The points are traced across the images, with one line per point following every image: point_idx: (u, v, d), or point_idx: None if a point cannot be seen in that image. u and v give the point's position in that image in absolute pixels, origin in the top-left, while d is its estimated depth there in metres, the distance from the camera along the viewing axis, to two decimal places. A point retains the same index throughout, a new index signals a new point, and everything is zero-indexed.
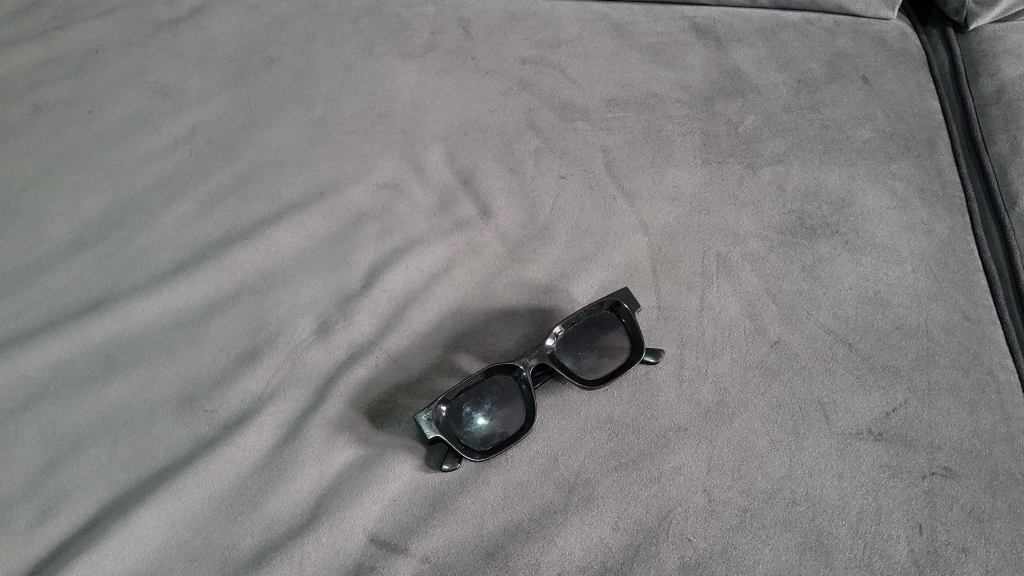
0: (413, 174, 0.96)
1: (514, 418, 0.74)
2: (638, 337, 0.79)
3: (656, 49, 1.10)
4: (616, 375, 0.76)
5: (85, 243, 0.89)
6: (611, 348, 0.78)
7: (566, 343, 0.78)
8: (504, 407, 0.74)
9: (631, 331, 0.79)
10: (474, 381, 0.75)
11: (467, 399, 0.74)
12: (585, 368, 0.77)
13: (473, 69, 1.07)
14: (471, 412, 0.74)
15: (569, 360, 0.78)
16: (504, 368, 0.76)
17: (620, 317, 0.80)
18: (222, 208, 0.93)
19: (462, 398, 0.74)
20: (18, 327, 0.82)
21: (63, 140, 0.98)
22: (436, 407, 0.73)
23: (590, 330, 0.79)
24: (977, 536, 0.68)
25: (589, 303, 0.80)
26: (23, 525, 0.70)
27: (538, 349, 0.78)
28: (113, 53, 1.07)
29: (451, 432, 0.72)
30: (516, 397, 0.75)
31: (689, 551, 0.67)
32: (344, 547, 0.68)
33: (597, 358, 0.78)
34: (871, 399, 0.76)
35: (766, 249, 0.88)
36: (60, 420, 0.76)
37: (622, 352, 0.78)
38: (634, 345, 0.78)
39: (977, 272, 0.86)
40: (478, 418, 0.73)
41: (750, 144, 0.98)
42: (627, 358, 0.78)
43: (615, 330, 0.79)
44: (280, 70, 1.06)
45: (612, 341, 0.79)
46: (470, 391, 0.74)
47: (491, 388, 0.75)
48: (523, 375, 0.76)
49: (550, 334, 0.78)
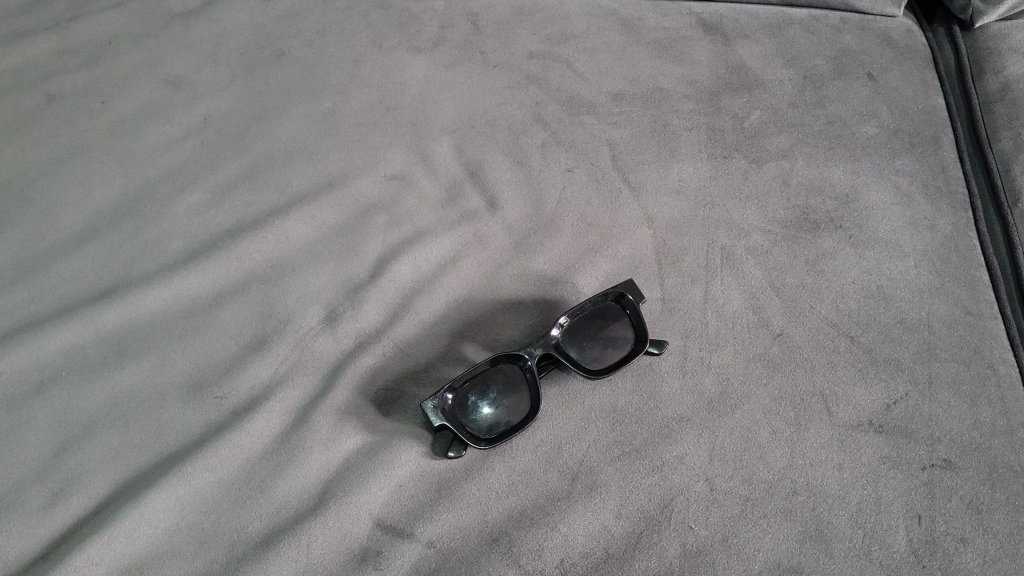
0: (422, 166, 0.97)
1: (519, 406, 0.75)
2: (642, 328, 0.79)
3: (663, 44, 1.10)
4: (619, 367, 0.77)
5: (97, 231, 0.90)
6: (617, 339, 0.79)
7: (571, 333, 0.79)
8: (508, 395, 0.75)
9: (636, 322, 0.80)
10: (478, 369, 0.76)
11: (471, 388, 0.75)
12: (589, 358, 0.78)
13: (482, 62, 1.08)
14: (475, 401, 0.74)
15: (574, 350, 0.79)
16: (509, 356, 0.77)
17: (626, 307, 0.81)
18: (233, 198, 0.94)
19: (465, 387, 0.75)
20: (32, 314, 0.83)
21: (76, 131, 0.99)
22: (441, 395, 0.74)
23: (596, 321, 0.80)
24: (976, 527, 0.69)
25: (595, 293, 0.81)
26: (37, 507, 0.71)
27: (543, 339, 0.79)
28: (126, 44, 1.09)
29: (455, 420, 0.73)
30: (522, 386, 0.76)
31: (691, 538, 0.68)
32: (351, 531, 0.70)
33: (601, 349, 0.79)
34: (873, 391, 0.77)
35: (771, 243, 0.89)
36: (72, 405, 0.77)
37: (627, 342, 0.79)
38: (638, 335, 0.79)
39: (980, 266, 0.87)
40: (482, 406, 0.74)
41: (756, 139, 0.99)
42: (631, 350, 0.79)
43: (621, 321, 0.80)
44: (290, 63, 1.07)
45: (618, 331, 0.80)
46: (474, 380, 0.75)
47: (495, 377, 0.76)
48: (528, 364, 0.76)
49: (554, 324, 0.79)
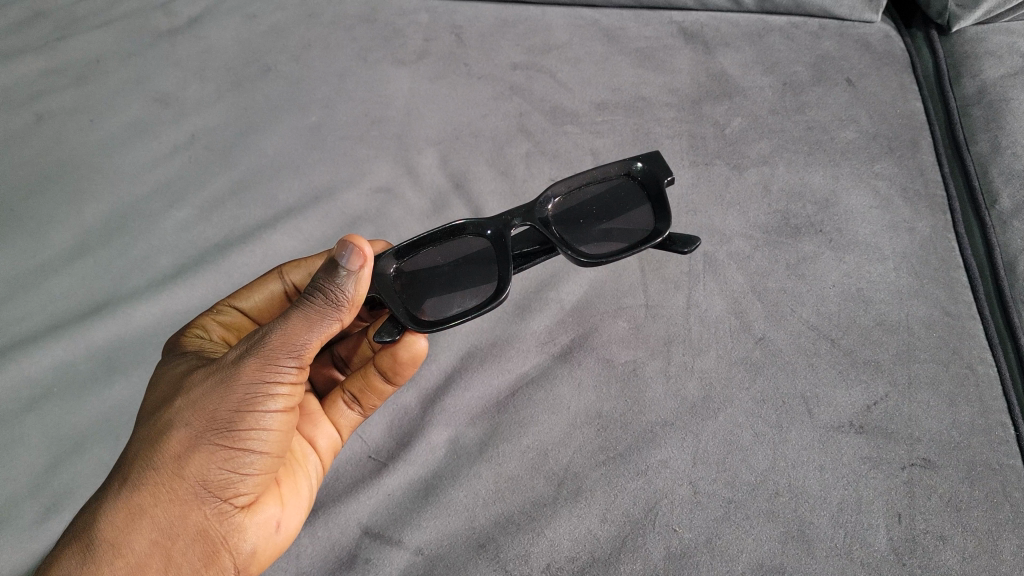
0: (406, 177, 0.98)
1: (479, 290, 0.75)
2: (661, 227, 0.77)
3: (645, 53, 1.12)
4: (614, 257, 0.76)
5: (87, 248, 0.92)
6: (629, 224, 0.78)
7: (562, 216, 0.80)
8: (466, 274, 0.76)
9: (654, 202, 0.79)
10: (443, 237, 0.78)
11: (425, 260, 0.77)
12: (581, 241, 0.77)
13: (466, 74, 1.10)
14: (428, 274, 0.76)
15: (574, 234, 0.78)
16: (479, 225, 0.78)
17: (641, 182, 0.82)
18: (221, 212, 0.95)
19: (418, 257, 0.77)
20: (23, 331, 0.85)
21: (65, 147, 1.01)
22: (389, 265, 0.76)
23: (615, 203, 0.81)
24: (955, 525, 0.69)
25: (600, 169, 0.83)
26: (31, 521, 0.72)
27: (525, 212, 0.79)
28: (114, 63, 1.11)
29: (400, 294, 0.74)
30: (488, 264, 0.76)
31: (675, 541, 0.69)
32: (339, 540, 0.73)
33: (601, 236, 0.78)
34: (853, 393, 0.78)
35: (751, 248, 0.90)
36: (64, 420, 0.79)
37: (639, 232, 0.78)
38: (652, 231, 0.77)
39: (959, 268, 0.87)
40: (437, 285, 0.75)
41: (736, 145, 1.00)
42: (639, 241, 0.77)
43: (639, 207, 0.80)
44: (277, 78, 1.09)
45: (631, 218, 0.79)
46: (431, 251, 0.77)
47: (459, 251, 0.78)
48: (489, 236, 0.78)
49: (543, 202, 0.80)
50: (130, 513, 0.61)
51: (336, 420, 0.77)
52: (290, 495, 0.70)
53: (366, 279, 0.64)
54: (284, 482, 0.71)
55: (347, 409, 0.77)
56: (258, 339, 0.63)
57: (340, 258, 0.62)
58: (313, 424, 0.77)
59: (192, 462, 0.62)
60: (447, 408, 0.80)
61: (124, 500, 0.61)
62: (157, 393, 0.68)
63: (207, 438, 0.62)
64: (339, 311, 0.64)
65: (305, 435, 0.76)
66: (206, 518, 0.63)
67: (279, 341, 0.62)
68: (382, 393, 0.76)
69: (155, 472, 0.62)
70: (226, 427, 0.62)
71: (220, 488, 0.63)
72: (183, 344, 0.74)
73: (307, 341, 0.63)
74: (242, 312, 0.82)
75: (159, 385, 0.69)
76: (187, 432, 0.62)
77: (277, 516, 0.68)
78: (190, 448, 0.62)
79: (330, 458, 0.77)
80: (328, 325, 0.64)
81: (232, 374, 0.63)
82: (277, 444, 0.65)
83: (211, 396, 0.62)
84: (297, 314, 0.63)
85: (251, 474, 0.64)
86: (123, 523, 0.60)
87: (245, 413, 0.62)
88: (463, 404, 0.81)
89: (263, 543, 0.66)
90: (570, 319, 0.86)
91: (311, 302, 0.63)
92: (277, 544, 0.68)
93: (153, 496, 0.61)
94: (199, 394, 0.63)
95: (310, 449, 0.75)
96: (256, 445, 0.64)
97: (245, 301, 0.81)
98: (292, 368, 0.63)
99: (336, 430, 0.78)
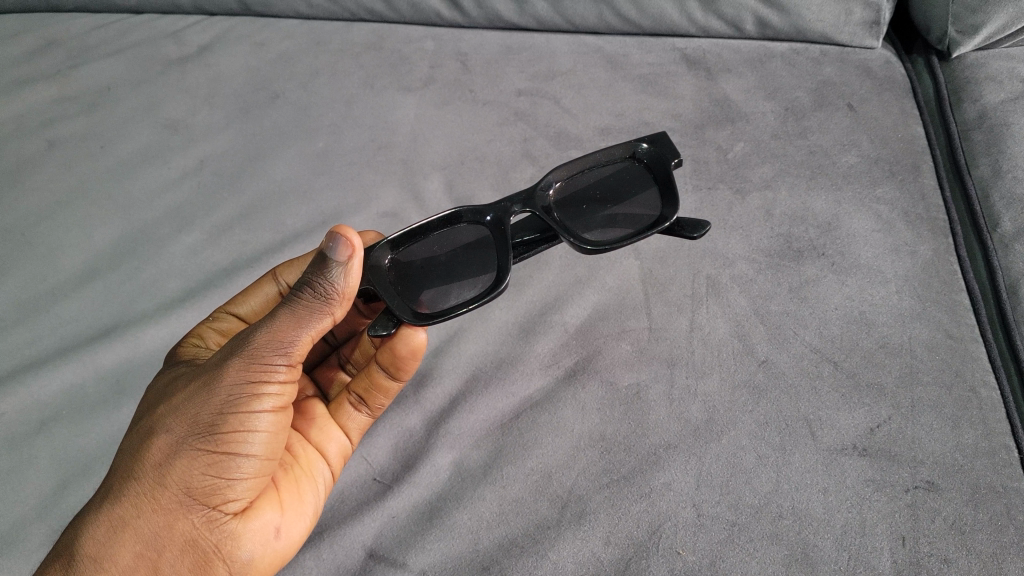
0: (412, 202, 0.99)
1: (477, 281, 0.76)
2: (664, 218, 0.78)
3: (648, 79, 1.13)
4: (618, 243, 0.77)
5: (97, 272, 0.93)
6: (635, 208, 0.80)
7: (563, 201, 0.81)
8: (464, 264, 0.77)
9: (661, 186, 0.80)
10: (441, 227, 0.80)
11: (422, 250, 0.78)
12: (585, 229, 0.79)
13: (471, 101, 1.12)
14: (424, 264, 0.77)
15: (577, 223, 0.79)
16: (477, 213, 0.80)
17: (648, 164, 0.84)
18: (229, 237, 0.97)
19: (416, 247, 0.78)
20: (34, 354, 0.86)
21: (75, 173, 1.04)
22: (383, 256, 0.77)
23: (621, 186, 0.82)
24: (960, 548, 0.69)
25: (606, 150, 0.84)
26: (37, 543, 0.72)
27: (525, 199, 0.80)
28: (124, 91, 1.15)
29: (394, 285, 0.75)
30: (487, 247, 0.78)
31: (678, 564, 0.69)
32: (343, 562, 0.73)
33: (605, 221, 0.79)
34: (856, 415, 0.78)
35: (754, 271, 0.90)
36: (72, 443, 0.79)
37: (645, 219, 0.79)
38: (657, 219, 0.78)
39: (961, 291, 0.87)
40: (434, 276, 0.76)
41: (738, 170, 1.01)
42: (645, 227, 0.78)
43: (646, 190, 0.81)
44: (284, 104, 1.12)
45: (638, 202, 0.80)
46: (429, 241, 0.79)
47: (456, 240, 0.79)
48: (488, 221, 0.80)
49: (544, 188, 0.82)
50: (112, 526, 0.62)
51: (344, 424, 0.79)
52: (290, 501, 0.71)
53: (356, 270, 0.64)
54: (285, 489, 0.71)
55: (355, 412, 0.79)
56: (245, 341, 0.64)
57: (329, 250, 0.62)
58: (323, 431, 0.79)
59: (173, 470, 0.63)
60: (452, 430, 0.81)
61: (106, 514, 0.63)
62: (148, 403, 0.70)
63: (190, 443, 0.63)
64: (329, 305, 0.64)
65: (314, 442, 0.78)
66: (194, 527, 0.64)
67: (263, 341, 0.63)
68: (387, 392, 0.77)
69: (137, 482, 0.63)
70: (208, 431, 0.63)
71: (206, 494, 0.64)
72: (178, 355, 0.76)
73: (296, 338, 0.64)
74: (240, 317, 0.83)
75: (147, 398, 0.71)
76: (170, 438, 0.64)
77: (276, 522, 0.68)
78: (171, 456, 0.63)
79: (341, 463, 0.78)
80: (319, 320, 0.65)
81: (216, 377, 0.64)
82: (268, 446, 0.66)
83: (193, 401, 0.64)
84: (284, 312, 0.64)
85: (240, 479, 0.65)
86: (104, 537, 0.62)
87: (229, 416, 0.63)
88: (467, 427, 0.81)
89: (261, 549, 0.66)
90: (573, 341, 0.87)
91: (298, 298, 0.63)
92: (278, 552, 0.68)
93: (135, 507, 0.63)
94: (182, 400, 0.65)
95: (318, 456, 0.76)
96: (245, 448, 0.64)
97: (241, 307, 0.82)
98: (282, 368, 0.64)
99: (345, 436, 0.79)
